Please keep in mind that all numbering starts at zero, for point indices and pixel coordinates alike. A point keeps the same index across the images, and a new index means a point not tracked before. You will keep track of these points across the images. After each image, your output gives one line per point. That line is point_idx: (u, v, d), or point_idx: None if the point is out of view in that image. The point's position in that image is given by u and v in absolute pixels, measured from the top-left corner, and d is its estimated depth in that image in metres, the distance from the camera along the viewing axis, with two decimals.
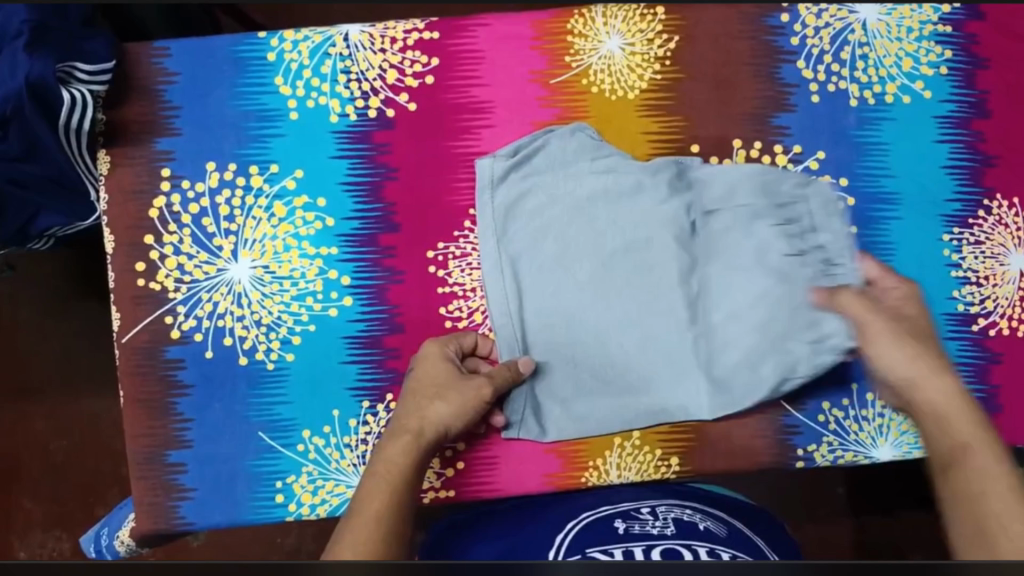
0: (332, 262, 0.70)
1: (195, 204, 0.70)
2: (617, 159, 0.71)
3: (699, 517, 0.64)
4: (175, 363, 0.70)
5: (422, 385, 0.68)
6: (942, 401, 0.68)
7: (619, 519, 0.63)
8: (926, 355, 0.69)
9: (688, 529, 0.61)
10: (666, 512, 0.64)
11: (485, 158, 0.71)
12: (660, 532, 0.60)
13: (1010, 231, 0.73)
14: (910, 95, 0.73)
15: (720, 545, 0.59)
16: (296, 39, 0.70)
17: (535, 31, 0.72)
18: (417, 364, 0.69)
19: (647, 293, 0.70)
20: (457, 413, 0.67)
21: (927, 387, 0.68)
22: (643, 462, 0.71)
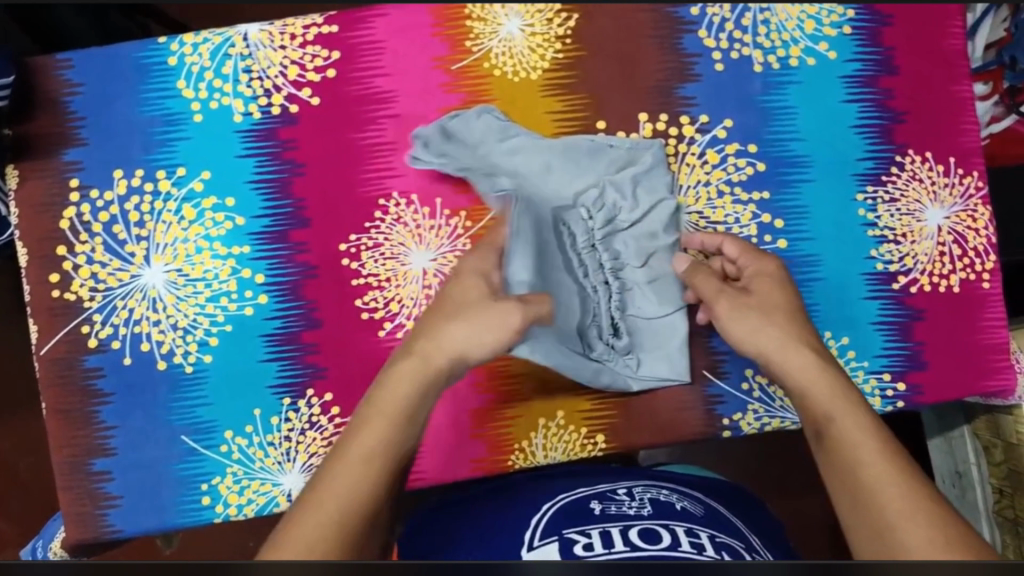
0: (244, 262, 0.71)
1: (105, 212, 0.70)
2: (525, 139, 0.70)
3: (675, 497, 0.64)
4: (95, 372, 0.70)
5: (458, 312, 0.65)
6: (802, 367, 0.64)
7: (596, 500, 0.61)
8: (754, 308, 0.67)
9: (666, 509, 0.60)
10: (642, 492, 0.63)
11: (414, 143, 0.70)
12: (637, 512, 0.59)
13: (925, 186, 0.73)
14: (815, 57, 0.72)
15: (698, 524, 0.58)
16: (195, 42, 0.70)
17: (434, 18, 0.71)
18: (460, 295, 0.66)
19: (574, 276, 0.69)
20: (493, 341, 0.64)
21: (785, 358, 0.65)
22: (576, 443, 0.72)
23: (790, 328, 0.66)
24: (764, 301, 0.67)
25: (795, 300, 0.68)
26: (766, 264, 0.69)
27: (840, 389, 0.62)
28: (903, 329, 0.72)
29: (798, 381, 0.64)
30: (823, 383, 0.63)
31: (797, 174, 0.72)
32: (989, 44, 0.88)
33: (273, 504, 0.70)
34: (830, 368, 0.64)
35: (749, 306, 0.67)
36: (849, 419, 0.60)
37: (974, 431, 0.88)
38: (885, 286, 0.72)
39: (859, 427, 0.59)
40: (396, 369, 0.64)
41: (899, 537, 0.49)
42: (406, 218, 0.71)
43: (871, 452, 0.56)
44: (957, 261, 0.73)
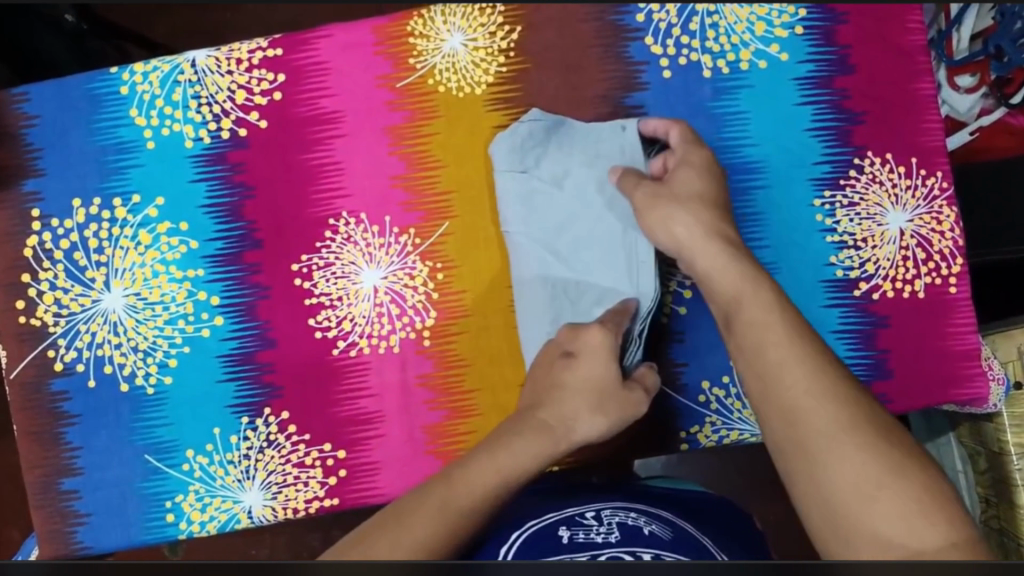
0: (199, 284, 0.72)
1: (65, 240, 0.72)
2: (531, 133, 0.70)
3: (644, 520, 0.59)
4: (61, 394, 0.72)
5: (573, 381, 0.67)
6: (713, 255, 0.65)
7: (563, 527, 0.57)
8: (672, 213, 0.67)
9: (633, 534, 0.56)
10: (610, 517, 0.59)
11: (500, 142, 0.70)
12: (604, 540, 0.54)
13: (886, 189, 0.70)
14: (765, 59, 0.71)
15: (666, 551, 0.53)
16: (145, 71, 0.72)
17: (376, 37, 0.72)
18: (574, 351, 0.68)
19: (541, 265, 0.70)
20: (612, 426, 0.67)
21: (697, 250, 0.66)
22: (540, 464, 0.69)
23: (705, 218, 0.67)
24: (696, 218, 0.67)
25: (715, 196, 0.68)
26: (699, 158, 0.69)
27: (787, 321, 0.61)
28: (866, 337, 0.70)
29: (725, 291, 0.64)
30: (759, 303, 0.62)
31: (750, 180, 0.71)
32: (976, 34, 0.84)
33: (234, 520, 0.72)
34: (739, 255, 0.65)
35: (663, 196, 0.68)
36: (791, 357, 0.59)
37: (958, 437, 0.83)
38: (846, 293, 0.70)
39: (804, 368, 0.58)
40: (488, 455, 0.64)
41: (872, 522, 0.51)
42: (356, 237, 0.71)
43: (803, 392, 0.57)
44: (921, 266, 0.70)
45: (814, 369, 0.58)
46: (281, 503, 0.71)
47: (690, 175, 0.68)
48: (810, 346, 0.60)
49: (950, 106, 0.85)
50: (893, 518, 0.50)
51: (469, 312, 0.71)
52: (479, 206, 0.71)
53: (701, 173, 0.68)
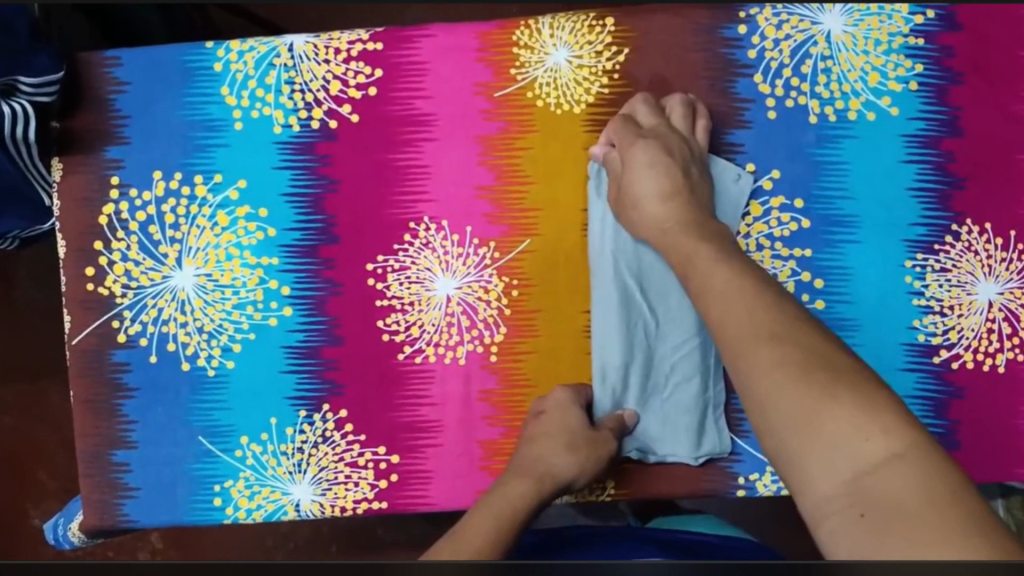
0: (272, 272, 0.71)
1: (141, 212, 0.71)
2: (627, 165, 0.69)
3: None
4: (121, 366, 0.72)
5: (552, 422, 0.67)
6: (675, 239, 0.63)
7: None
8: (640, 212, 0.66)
9: None
10: None
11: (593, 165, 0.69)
12: None
13: (980, 258, 0.69)
14: (875, 112, 0.69)
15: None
16: (241, 50, 0.71)
17: (480, 43, 0.70)
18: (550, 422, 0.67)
19: (626, 302, 0.68)
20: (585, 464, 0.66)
21: (670, 233, 0.64)
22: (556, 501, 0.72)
23: (661, 208, 0.65)
24: (677, 210, 0.65)
25: (677, 178, 0.66)
26: (645, 152, 0.66)
27: (728, 279, 0.59)
28: (940, 406, 0.69)
29: (676, 257, 0.64)
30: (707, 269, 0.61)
31: (842, 233, 0.69)
32: None
33: (281, 512, 0.71)
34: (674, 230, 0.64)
35: (634, 196, 0.66)
36: (737, 320, 0.57)
37: (1007, 506, 0.81)
38: (925, 359, 0.69)
39: (744, 330, 0.56)
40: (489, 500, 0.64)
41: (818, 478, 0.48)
42: (435, 244, 0.70)
43: (744, 334, 0.56)
44: (1005, 340, 0.69)
45: (751, 306, 0.57)
46: (330, 500, 0.71)
47: (642, 171, 0.66)
48: (751, 293, 0.58)
49: None
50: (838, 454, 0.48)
51: (541, 333, 0.70)
52: (565, 227, 0.70)
53: (651, 166, 0.66)
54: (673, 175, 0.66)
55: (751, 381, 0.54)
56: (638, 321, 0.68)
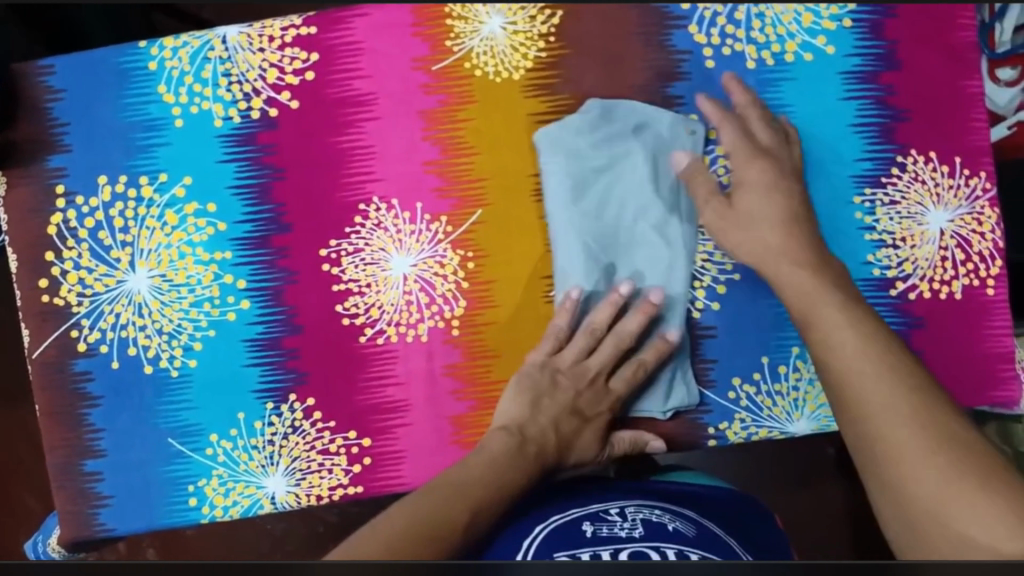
0: (226, 267, 0.70)
1: (90, 218, 0.71)
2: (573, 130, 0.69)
3: (669, 518, 0.65)
4: (83, 375, 0.71)
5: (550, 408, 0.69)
6: (795, 282, 0.68)
7: (587, 522, 0.65)
8: (751, 241, 0.69)
9: (655, 531, 0.64)
10: (636, 514, 0.65)
11: (544, 130, 0.70)
12: (626, 535, 0.63)
13: (928, 188, 0.69)
14: (811, 52, 0.69)
15: (685, 548, 0.63)
16: (175, 47, 0.70)
17: (414, 18, 0.70)
18: (589, 416, 0.70)
19: (590, 267, 0.69)
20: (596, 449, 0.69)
21: (780, 283, 0.68)
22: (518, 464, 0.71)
23: (786, 238, 0.68)
24: (795, 209, 0.69)
25: (798, 204, 0.69)
26: (761, 175, 0.68)
27: (854, 340, 0.66)
28: (901, 337, 0.69)
29: (798, 302, 0.68)
30: (831, 322, 0.67)
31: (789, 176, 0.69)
32: None
33: (258, 506, 0.71)
34: (821, 270, 0.68)
35: (728, 218, 0.69)
36: (872, 382, 0.65)
37: None
38: (882, 292, 0.69)
39: (879, 391, 0.65)
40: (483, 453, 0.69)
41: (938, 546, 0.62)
42: (387, 223, 0.70)
43: (869, 381, 0.66)
44: (960, 266, 0.69)
45: (879, 358, 0.66)
46: (305, 490, 0.71)
47: (757, 197, 0.69)
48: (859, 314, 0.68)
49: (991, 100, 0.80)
50: (979, 531, 0.61)
51: (498, 302, 0.70)
52: (514, 195, 0.70)
53: (769, 194, 0.69)
54: (790, 202, 0.69)
55: (875, 419, 0.65)
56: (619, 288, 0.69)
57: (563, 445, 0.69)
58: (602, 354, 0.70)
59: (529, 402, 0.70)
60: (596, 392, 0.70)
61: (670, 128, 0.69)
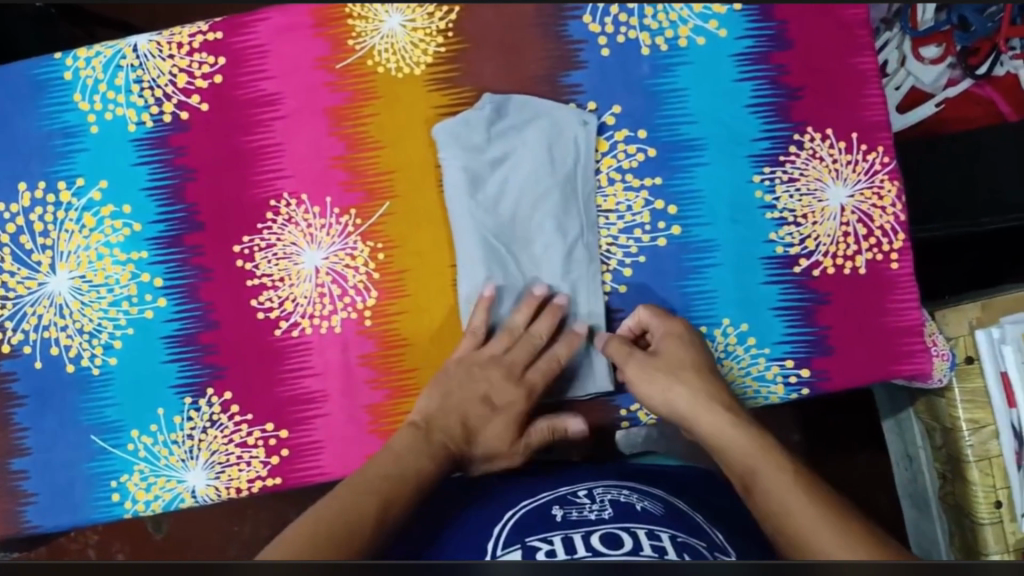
0: (143, 267, 0.72)
1: (12, 223, 0.73)
2: (472, 120, 0.70)
3: (636, 498, 0.61)
4: (9, 376, 0.73)
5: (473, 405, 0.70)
6: (715, 420, 0.66)
7: (557, 506, 0.60)
8: (680, 392, 0.67)
9: (627, 511, 0.58)
10: (603, 494, 0.61)
11: (440, 124, 0.70)
12: (597, 516, 0.58)
13: (826, 164, 0.70)
14: (704, 36, 0.71)
15: (660, 526, 0.57)
16: (88, 56, 0.72)
17: (315, 19, 0.72)
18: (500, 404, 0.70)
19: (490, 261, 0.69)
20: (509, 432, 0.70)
21: (698, 421, 0.67)
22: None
23: (698, 386, 0.67)
24: (703, 382, 0.67)
25: (705, 355, 0.68)
26: (679, 348, 0.68)
27: (750, 443, 0.64)
28: (808, 313, 0.70)
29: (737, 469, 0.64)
30: (720, 428, 0.65)
31: (690, 157, 0.70)
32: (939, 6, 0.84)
33: (179, 500, 0.72)
34: (740, 420, 0.66)
35: (656, 369, 0.67)
36: (771, 472, 0.62)
37: (917, 412, 0.82)
38: (786, 270, 0.70)
39: (779, 478, 0.62)
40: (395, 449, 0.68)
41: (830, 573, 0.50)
42: (297, 219, 0.72)
43: (782, 480, 0.62)
44: (863, 241, 0.70)
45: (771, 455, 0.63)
46: (224, 483, 0.71)
47: (674, 343, 0.68)
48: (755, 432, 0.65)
49: (916, 77, 0.84)
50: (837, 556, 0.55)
51: (412, 291, 0.71)
52: (420, 187, 0.72)
53: (682, 342, 0.68)
54: (701, 356, 0.68)
55: (767, 493, 0.61)
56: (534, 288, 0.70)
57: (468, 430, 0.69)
58: (518, 353, 0.69)
59: (438, 394, 0.70)
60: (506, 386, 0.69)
61: (565, 119, 0.70)
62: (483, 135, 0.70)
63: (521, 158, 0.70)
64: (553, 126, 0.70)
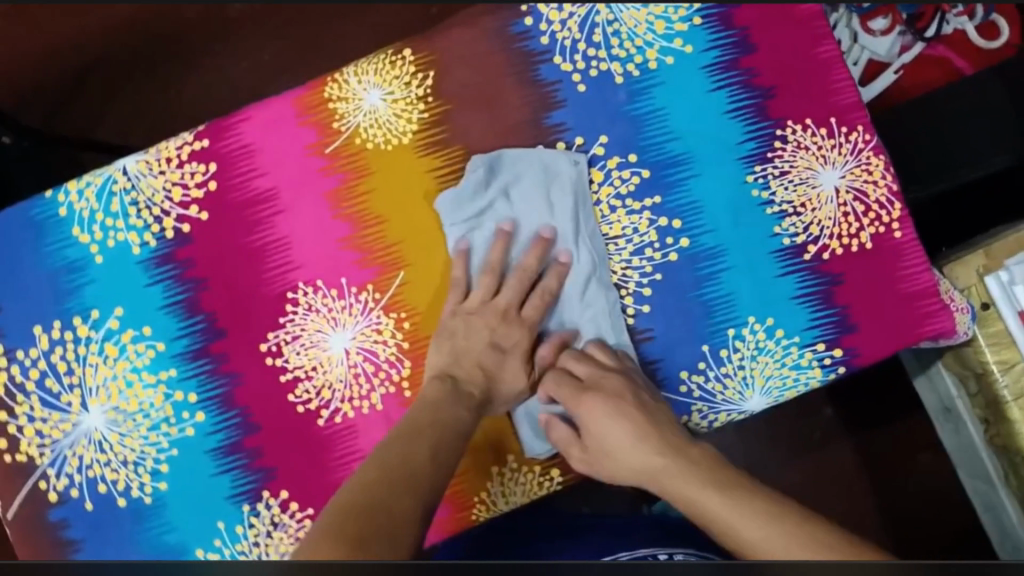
0: (174, 385, 0.72)
1: (34, 369, 0.72)
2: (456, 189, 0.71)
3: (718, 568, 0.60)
4: (60, 524, 0.72)
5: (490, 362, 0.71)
6: (673, 480, 0.63)
7: None
8: (632, 452, 0.66)
9: None
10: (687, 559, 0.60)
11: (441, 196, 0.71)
12: None
13: (813, 152, 0.72)
14: (671, 55, 0.73)
15: None
16: (80, 188, 0.73)
17: (298, 109, 0.74)
18: (506, 346, 0.72)
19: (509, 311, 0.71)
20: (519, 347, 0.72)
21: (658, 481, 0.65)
22: (483, 497, 0.71)
23: (638, 450, 0.66)
24: (640, 449, 0.66)
25: (636, 420, 0.66)
26: (601, 412, 0.67)
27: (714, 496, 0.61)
28: (826, 295, 0.72)
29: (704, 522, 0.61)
30: (679, 486, 0.63)
31: (682, 172, 0.72)
32: None
33: None
34: (720, 470, 0.63)
35: (603, 440, 0.67)
36: (742, 517, 0.58)
37: (947, 365, 0.86)
38: (796, 258, 0.72)
39: (754, 516, 0.58)
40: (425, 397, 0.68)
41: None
42: (317, 305, 0.72)
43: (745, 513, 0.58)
44: (863, 218, 0.72)
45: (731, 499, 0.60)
46: None
47: (598, 419, 0.67)
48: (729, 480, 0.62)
49: (872, 50, 0.87)
50: None
51: None
52: (432, 252, 0.73)
53: (608, 416, 0.67)
54: (633, 418, 0.66)
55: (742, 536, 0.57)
56: (548, 280, 0.71)
57: (489, 377, 0.71)
58: (507, 291, 0.71)
59: (449, 352, 0.70)
60: (508, 326, 0.72)
61: (551, 159, 0.71)
62: (483, 196, 0.71)
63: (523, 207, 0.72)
64: (551, 172, 0.71)
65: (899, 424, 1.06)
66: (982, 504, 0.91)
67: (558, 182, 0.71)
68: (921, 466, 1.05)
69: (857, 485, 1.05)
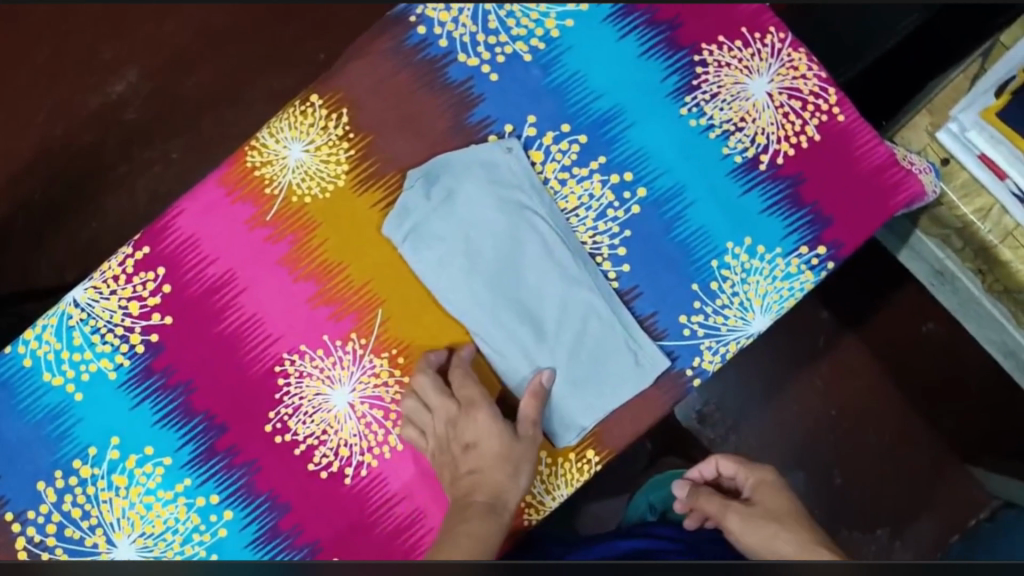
0: (193, 493, 0.70)
1: (50, 524, 0.70)
2: (409, 208, 0.70)
3: None
4: None
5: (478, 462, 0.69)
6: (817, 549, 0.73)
7: None
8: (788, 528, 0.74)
9: None
10: None
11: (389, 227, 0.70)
12: None
13: (735, 66, 0.72)
14: (570, 18, 0.73)
15: None
16: (37, 333, 0.71)
17: (226, 186, 0.72)
18: (471, 439, 0.70)
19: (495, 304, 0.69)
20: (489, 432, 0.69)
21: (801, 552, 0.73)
22: (530, 501, 0.71)
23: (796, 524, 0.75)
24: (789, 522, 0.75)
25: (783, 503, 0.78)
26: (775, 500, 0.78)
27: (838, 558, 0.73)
28: (793, 197, 0.71)
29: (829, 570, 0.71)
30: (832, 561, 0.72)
31: (617, 125, 0.72)
32: None
33: None
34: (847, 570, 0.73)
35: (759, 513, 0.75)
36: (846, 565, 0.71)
37: (924, 232, 0.85)
38: (753, 171, 0.72)
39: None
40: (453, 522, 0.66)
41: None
42: (309, 369, 0.71)
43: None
44: (803, 113, 0.72)
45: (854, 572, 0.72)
46: None
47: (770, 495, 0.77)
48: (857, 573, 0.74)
49: None
50: None
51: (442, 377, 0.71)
52: (402, 283, 0.71)
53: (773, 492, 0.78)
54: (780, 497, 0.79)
55: None
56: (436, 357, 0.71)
57: (487, 485, 0.68)
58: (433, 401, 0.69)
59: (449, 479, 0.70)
60: (465, 417, 0.70)
61: (488, 154, 0.71)
62: (429, 204, 0.70)
63: (469, 209, 0.70)
64: (484, 166, 0.71)
65: (899, 303, 1.06)
66: (998, 349, 0.91)
67: (492, 170, 0.70)
68: (931, 337, 1.06)
69: (875, 374, 1.06)
